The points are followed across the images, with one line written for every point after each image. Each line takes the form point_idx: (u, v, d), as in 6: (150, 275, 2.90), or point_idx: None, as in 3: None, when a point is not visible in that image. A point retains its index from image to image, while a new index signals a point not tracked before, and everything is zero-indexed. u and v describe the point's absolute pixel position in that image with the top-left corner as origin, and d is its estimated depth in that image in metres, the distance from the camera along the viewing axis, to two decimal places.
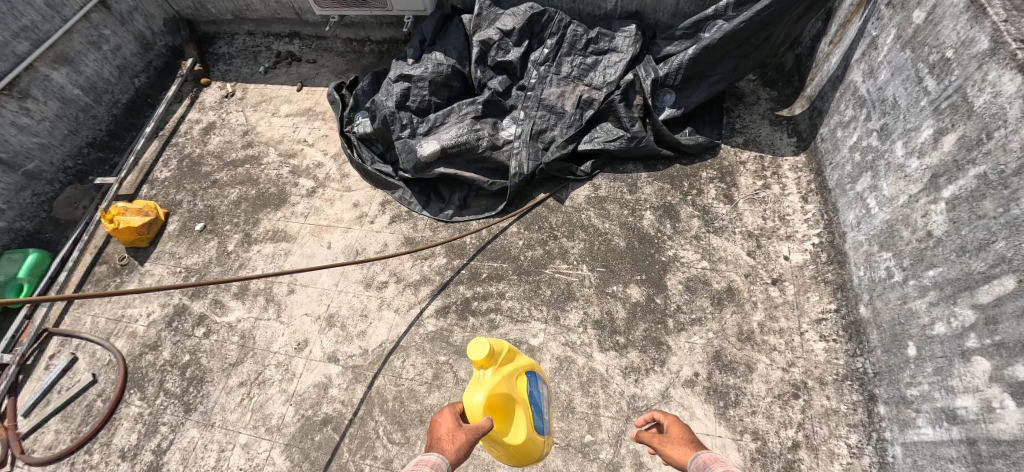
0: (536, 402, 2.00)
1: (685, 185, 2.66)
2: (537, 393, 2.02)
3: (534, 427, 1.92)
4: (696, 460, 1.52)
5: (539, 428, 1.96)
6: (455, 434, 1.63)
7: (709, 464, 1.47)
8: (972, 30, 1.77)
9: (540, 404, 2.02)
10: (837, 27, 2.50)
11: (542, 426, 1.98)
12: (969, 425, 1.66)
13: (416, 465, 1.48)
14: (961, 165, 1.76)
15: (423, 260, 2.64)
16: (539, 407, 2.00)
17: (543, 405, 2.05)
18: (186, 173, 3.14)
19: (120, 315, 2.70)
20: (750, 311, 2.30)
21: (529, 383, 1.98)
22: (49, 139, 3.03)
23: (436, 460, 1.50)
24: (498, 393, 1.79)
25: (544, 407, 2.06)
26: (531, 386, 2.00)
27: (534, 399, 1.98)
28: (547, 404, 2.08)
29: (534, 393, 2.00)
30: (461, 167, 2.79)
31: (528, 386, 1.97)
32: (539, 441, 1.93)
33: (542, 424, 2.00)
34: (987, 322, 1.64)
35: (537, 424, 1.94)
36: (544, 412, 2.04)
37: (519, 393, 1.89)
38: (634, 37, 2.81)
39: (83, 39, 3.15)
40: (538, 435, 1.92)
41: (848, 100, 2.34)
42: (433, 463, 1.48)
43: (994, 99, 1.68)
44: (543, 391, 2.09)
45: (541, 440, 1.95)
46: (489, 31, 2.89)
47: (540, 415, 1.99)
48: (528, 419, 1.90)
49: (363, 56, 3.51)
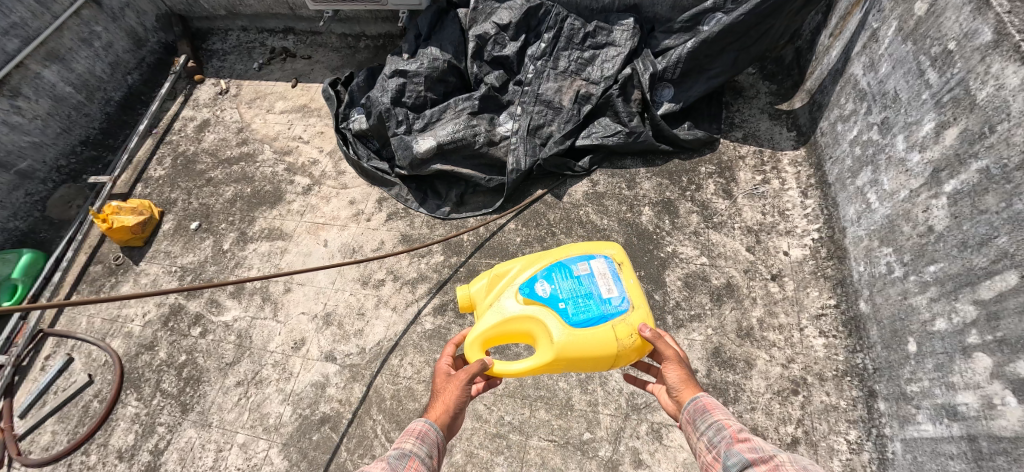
0: (574, 291, 1.82)
1: (683, 180, 2.64)
2: (573, 281, 1.84)
3: (568, 323, 1.78)
4: (696, 402, 1.63)
5: (584, 316, 1.78)
6: (447, 387, 1.74)
7: (710, 411, 1.59)
8: (975, 22, 1.75)
9: (586, 290, 1.82)
10: (837, 20, 2.47)
11: (593, 312, 1.78)
12: (970, 422, 1.64)
13: (404, 436, 1.59)
14: (963, 159, 1.74)
15: (420, 258, 2.62)
16: (582, 292, 1.82)
17: (599, 285, 1.83)
18: (180, 171, 3.11)
19: (116, 315, 2.68)
20: (750, 306, 2.29)
21: (543, 283, 1.84)
22: (41, 137, 3.00)
23: (421, 427, 1.61)
24: (484, 327, 1.84)
25: (604, 285, 1.83)
26: (551, 282, 1.84)
27: (562, 292, 1.82)
28: (611, 280, 1.83)
29: (563, 285, 1.83)
30: (457, 164, 2.76)
31: (542, 287, 1.83)
32: (590, 331, 1.77)
33: (603, 307, 1.79)
34: (988, 318, 1.62)
35: (574, 314, 1.78)
36: (603, 290, 1.82)
37: (520, 308, 1.83)
38: (633, 30, 2.77)
39: (74, 36, 3.10)
40: (581, 324, 1.77)
41: (849, 93, 2.32)
42: (420, 433, 1.59)
43: (996, 92, 1.66)
44: (594, 270, 1.86)
45: (601, 327, 1.77)
46: (485, 25, 2.86)
47: (588, 302, 1.80)
48: (554, 319, 1.79)
49: (358, 52, 3.47)
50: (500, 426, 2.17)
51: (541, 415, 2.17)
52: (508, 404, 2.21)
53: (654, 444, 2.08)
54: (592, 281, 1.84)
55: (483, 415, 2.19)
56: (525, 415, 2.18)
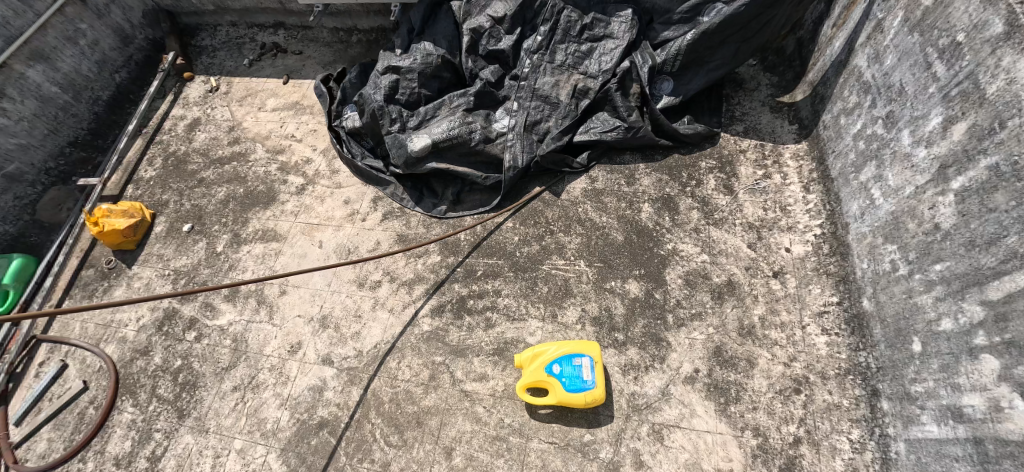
0: (573, 375, 2.09)
1: (684, 175, 2.59)
2: (573, 365, 2.10)
3: (561, 394, 2.06)
4: None
5: (573, 389, 2.07)
6: None
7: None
8: (985, 13, 1.70)
9: (578, 374, 2.09)
10: (841, 9, 2.41)
11: (579, 389, 2.06)
12: (976, 424, 1.62)
13: None
14: (971, 156, 1.69)
15: (416, 258, 2.58)
16: (575, 376, 2.09)
17: (589, 371, 2.09)
18: (171, 172, 3.06)
19: (109, 320, 2.64)
20: (751, 304, 2.25)
21: (557, 364, 2.12)
22: (28, 139, 2.94)
23: None
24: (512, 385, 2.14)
25: (587, 371, 2.09)
26: (562, 364, 2.12)
27: (561, 370, 2.10)
28: (594, 369, 2.09)
29: (566, 368, 2.10)
30: (453, 162, 2.71)
31: (552, 366, 2.12)
32: (575, 401, 2.05)
33: (582, 385, 2.07)
34: (996, 319, 1.60)
35: (567, 388, 2.07)
36: (585, 374, 2.08)
37: (531, 378, 2.11)
38: (632, 21, 2.70)
39: (58, 34, 3.03)
40: (570, 398, 2.06)
41: (852, 86, 2.27)
42: None
43: (1007, 86, 1.61)
44: (589, 361, 2.10)
45: (581, 399, 2.05)
46: (480, 18, 2.79)
47: (576, 383, 2.08)
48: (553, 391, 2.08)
49: (350, 47, 3.40)
50: (500, 428, 2.15)
51: (541, 417, 2.15)
52: (507, 406, 2.18)
53: (655, 445, 2.06)
54: (584, 369, 2.09)
55: (483, 417, 2.17)
56: (524, 417, 2.16)
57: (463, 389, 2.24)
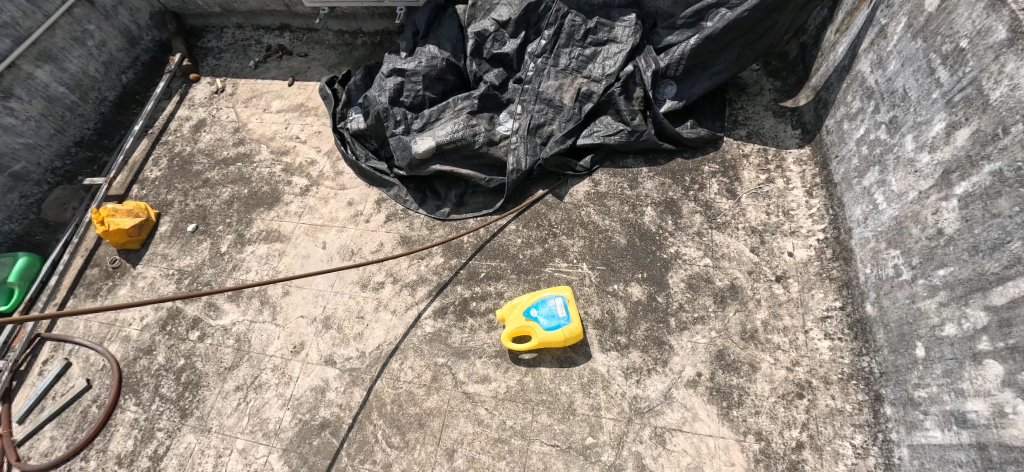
0: (550, 316, 2.21)
1: (687, 179, 2.60)
2: (548, 306, 2.23)
3: (542, 335, 2.18)
4: None
5: (552, 328, 2.18)
6: None
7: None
8: (989, 19, 1.70)
9: (554, 312, 2.21)
10: (844, 15, 2.42)
11: (557, 327, 2.18)
12: (980, 429, 1.62)
13: None
14: (974, 161, 1.70)
15: (420, 260, 2.59)
16: (552, 316, 2.21)
17: (562, 308, 2.22)
18: (176, 172, 3.07)
19: (113, 320, 2.66)
20: (754, 308, 2.25)
21: (533, 306, 2.25)
22: (35, 139, 2.97)
23: None
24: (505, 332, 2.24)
25: (560, 308, 2.22)
26: (538, 307, 2.25)
27: (538, 314, 2.23)
28: (567, 306, 2.22)
29: (542, 311, 2.23)
30: (457, 164, 2.72)
31: (530, 311, 2.24)
32: (555, 339, 2.17)
33: (559, 323, 2.19)
34: (1000, 325, 1.60)
35: (546, 328, 2.19)
36: (559, 311, 2.21)
37: (514, 325, 2.23)
38: (635, 26, 2.71)
39: (66, 35, 3.06)
40: (550, 337, 2.17)
41: (856, 91, 2.27)
42: None
43: (1010, 92, 1.61)
44: (562, 300, 2.24)
45: (560, 336, 2.17)
46: (484, 22, 2.81)
47: (553, 321, 2.20)
48: (536, 332, 2.19)
49: (355, 49, 3.42)
50: (502, 430, 2.15)
51: (543, 419, 2.15)
52: (509, 409, 2.19)
53: (658, 449, 2.05)
54: (558, 307, 2.22)
55: (484, 419, 2.17)
56: (527, 420, 2.16)
57: (465, 391, 2.24)
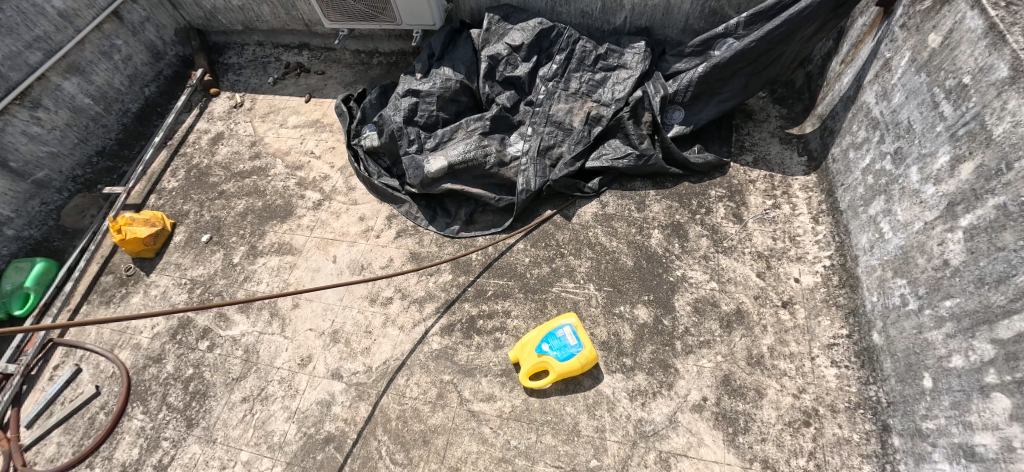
0: (561, 346, 2.21)
1: (694, 203, 2.63)
2: (558, 338, 2.23)
3: (558, 368, 2.17)
4: None
5: (566, 358, 2.18)
6: None
7: None
8: (990, 57, 1.75)
9: (565, 343, 2.22)
10: (849, 47, 2.49)
11: (571, 356, 2.18)
12: (988, 464, 1.62)
13: None
14: (979, 195, 1.72)
15: (428, 276, 2.62)
16: (563, 346, 2.21)
17: (573, 337, 2.22)
18: (193, 183, 3.14)
19: (124, 327, 2.70)
20: (760, 334, 2.26)
21: (545, 340, 2.25)
22: (59, 148, 3.05)
23: None
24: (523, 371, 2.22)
25: (571, 337, 2.22)
26: (549, 341, 2.24)
27: (550, 347, 2.22)
28: (577, 334, 2.23)
29: (554, 343, 2.23)
30: (467, 183, 2.77)
31: (542, 346, 2.24)
32: (572, 369, 2.17)
33: (571, 352, 2.19)
34: (1007, 358, 1.60)
35: (560, 360, 2.18)
36: (570, 340, 2.22)
37: (530, 364, 2.21)
38: (644, 53, 2.80)
39: (94, 49, 3.17)
40: (566, 368, 2.17)
41: (861, 121, 2.31)
42: None
43: (1013, 128, 1.64)
44: (570, 328, 2.24)
45: (575, 365, 2.17)
46: (498, 46, 2.90)
47: (566, 351, 2.20)
48: (553, 367, 2.18)
49: (371, 68, 3.50)
50: (506, 450, 2.15)
51: (548, 440, 2.15)
52: (514, 428, 2.19)
53: None
54: (568, 336, 2.23)
55: (489, 438, 2.18)
56: (530, 440, 2.16)
57: (470, 409, 2.25)
